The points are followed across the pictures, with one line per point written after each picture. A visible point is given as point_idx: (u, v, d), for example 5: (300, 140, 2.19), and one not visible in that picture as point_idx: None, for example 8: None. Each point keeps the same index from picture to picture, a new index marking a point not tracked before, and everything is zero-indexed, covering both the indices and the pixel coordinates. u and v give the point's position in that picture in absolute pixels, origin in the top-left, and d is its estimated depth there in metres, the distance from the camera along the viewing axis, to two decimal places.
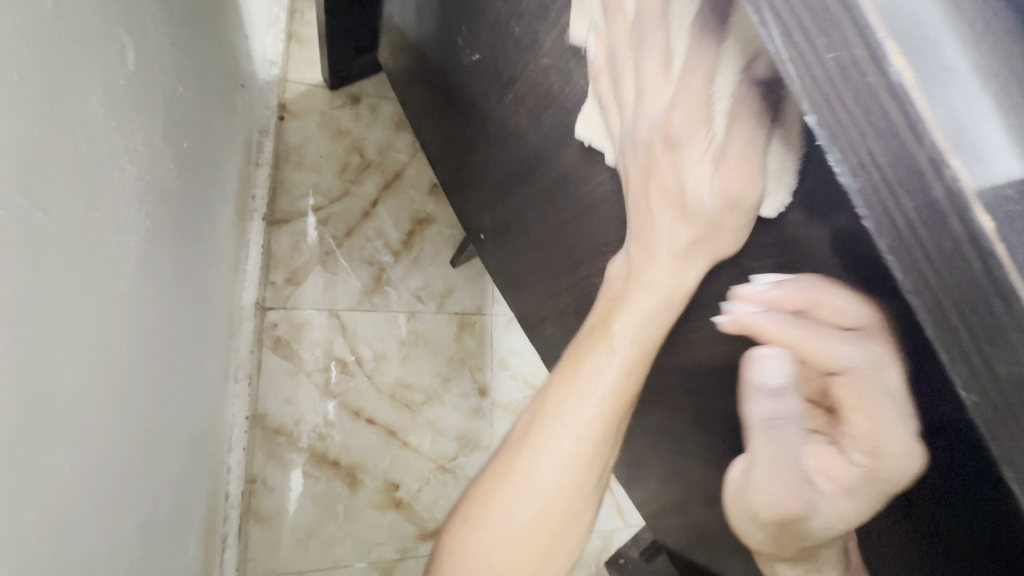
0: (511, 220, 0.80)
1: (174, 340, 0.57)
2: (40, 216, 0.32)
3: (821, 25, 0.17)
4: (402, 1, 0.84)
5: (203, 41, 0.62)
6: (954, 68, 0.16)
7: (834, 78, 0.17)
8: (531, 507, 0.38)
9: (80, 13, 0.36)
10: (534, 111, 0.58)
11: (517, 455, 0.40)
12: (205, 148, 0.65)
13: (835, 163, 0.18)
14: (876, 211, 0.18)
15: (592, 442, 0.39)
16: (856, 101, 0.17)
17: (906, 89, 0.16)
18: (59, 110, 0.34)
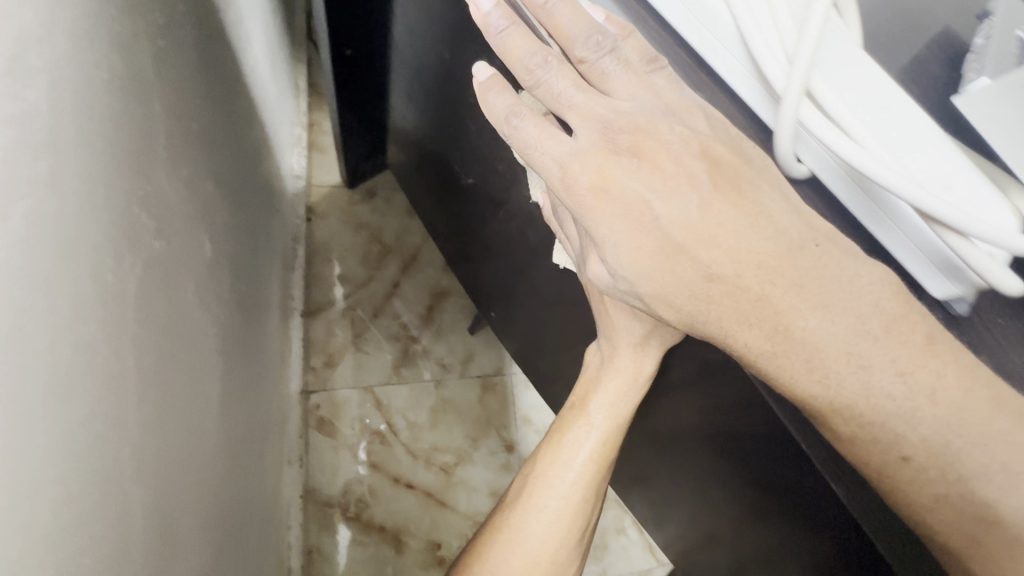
0: (517, 300, 0.90)
1: (245, 447, 0.68)
2: (170, 401, 0.42)
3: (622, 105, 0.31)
4: (400, 109, 0.94)
5: (249, 193, 0.75)
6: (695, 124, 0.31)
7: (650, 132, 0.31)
8: (529, 550, 0.52)
9: (188, 231, 0.46)
10: (524, 225, 0.68)
11: (523, 503, 0.54)
12: (255, 278, 0.77)
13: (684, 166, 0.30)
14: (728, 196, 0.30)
15: (575, 497, 0.53)
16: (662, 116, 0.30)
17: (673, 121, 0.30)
18: (180, 314, 0.44)
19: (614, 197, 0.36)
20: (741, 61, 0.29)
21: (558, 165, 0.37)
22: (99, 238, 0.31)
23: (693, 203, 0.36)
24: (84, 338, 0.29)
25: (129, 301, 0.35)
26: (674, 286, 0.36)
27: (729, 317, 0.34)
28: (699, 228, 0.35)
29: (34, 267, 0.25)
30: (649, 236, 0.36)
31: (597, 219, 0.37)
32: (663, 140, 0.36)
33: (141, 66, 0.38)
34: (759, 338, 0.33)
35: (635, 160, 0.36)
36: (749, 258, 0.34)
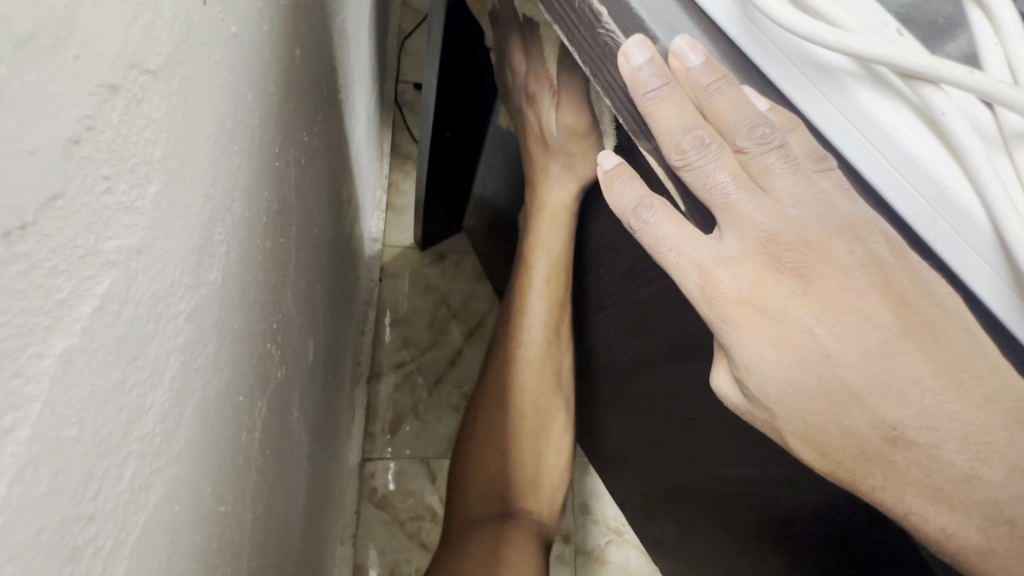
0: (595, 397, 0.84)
1: (313, 547, 0.64)
2: (271, 533, 0.39)
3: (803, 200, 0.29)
4: (487, 180, 0.93)
5: (340, 274, 0.74)
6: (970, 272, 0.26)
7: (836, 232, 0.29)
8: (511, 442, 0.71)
9: (298, 346, 0.44)
10: (624, 334, 0.64)
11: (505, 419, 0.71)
12: (336, 358, 0.75)
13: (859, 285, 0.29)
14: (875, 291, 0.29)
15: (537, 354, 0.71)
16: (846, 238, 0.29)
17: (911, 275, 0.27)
18: (285, 438, 0.42)
19: (773, 321, 0.31)
20: (995, 269, 0.25)
21: (699, 272, 0.31)
22: (240, 396, 0.29)
23: (875, 344, 0.29)
24: (220, 517, 0.27)
25: (254, 449, 0.33)
26: (835, 431, 0.31)
27: (914, 491, 0.29)
28: (885, 376, 0.29)
29: (195, 463, 0.23)
30: (807, 374, 0.31)
31: (748, 344, 0.31)
32: (828, 269, 0.30)
33: (286, 193, 0.37)
34: (964, 522, 0.28)
35: (801, 285, 0.30)
36: (950, 425, 0.28)
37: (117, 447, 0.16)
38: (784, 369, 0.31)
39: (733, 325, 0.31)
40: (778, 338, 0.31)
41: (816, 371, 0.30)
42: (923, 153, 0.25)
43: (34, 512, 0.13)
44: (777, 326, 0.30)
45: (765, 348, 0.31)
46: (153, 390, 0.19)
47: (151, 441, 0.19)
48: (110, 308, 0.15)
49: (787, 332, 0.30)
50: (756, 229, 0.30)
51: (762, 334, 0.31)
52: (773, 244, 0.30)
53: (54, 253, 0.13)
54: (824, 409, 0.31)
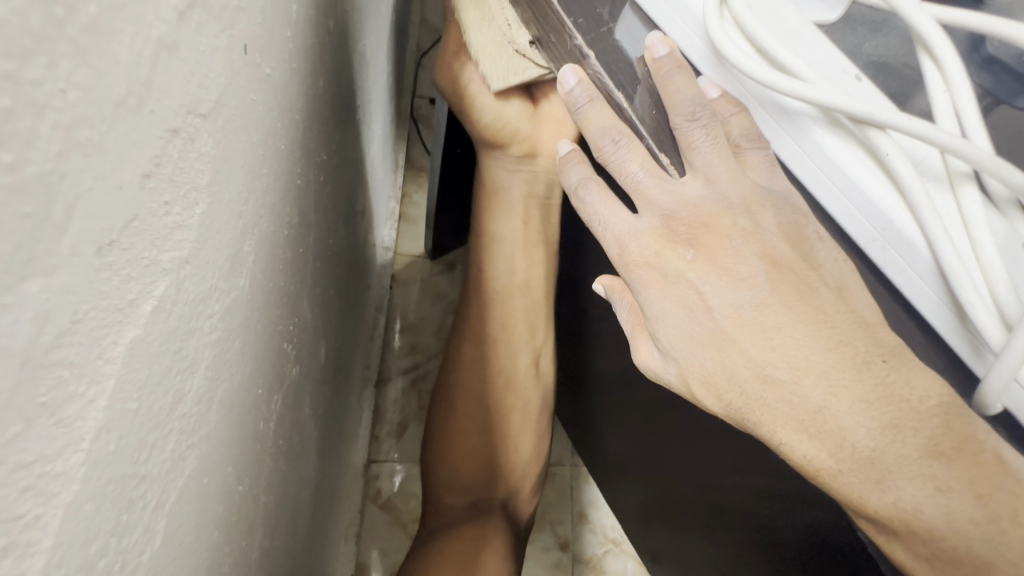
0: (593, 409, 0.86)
1: (319, 537, 0.67)
2: (281, 518, 0.42)
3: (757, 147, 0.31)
4: None
5: (353, 281, 0.78)
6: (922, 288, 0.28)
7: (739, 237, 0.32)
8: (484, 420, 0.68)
9: (312, 346, 0.48)
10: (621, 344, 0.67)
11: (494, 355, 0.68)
12: (347, 360, 0.78)
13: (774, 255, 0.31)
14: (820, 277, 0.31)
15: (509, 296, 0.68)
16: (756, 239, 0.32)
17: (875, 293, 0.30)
18: (297, 432, 0.46)
19: (666, 283, 0.33)
20: (937, 293, 0.28)
21: (616, 243, 0.34)
22: (260, 388, 0.33)
23: (747, 299, 0.31)
24: (237, 493, 0.30)
25: (270, 435, 0.36)
26: (724, 381, 0.31)
27: (784, 423, 0.30)
28: (756, 325, 0.31)
29: (219, 443, 0.26)
30: (689, 326, 0.32)
31: (650, 302, 0.33)
32: (692, 228, 0.32)
33: (304, 208, 0.41)
34: (820, 451, 0.29)
35: (692, 251, 0.32)
36: (809, 365, 0.29)
37: (163, 421, 0.20)
38: (682, 326, 0.32)
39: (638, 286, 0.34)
40: (675, 295, 0.32)
41: (702, 323, 0.32)
42: (870, 187, 0.28)
43: (106, 465, 0.16)
44: (673, 284, 0.33)
45: (661, 308, 0.33)
46: (193, 374, 0.22)
47: (184, 420, 0.22)
48: (165, 305, 0.19)
49: (688, 296, 0.32)
50: (650, 201, 0.33)
51: (662, 296, 0.33)
52: (667, 216, 0.32)
53: (129, 262, 0.17)
54: (713, 371, 0.32)
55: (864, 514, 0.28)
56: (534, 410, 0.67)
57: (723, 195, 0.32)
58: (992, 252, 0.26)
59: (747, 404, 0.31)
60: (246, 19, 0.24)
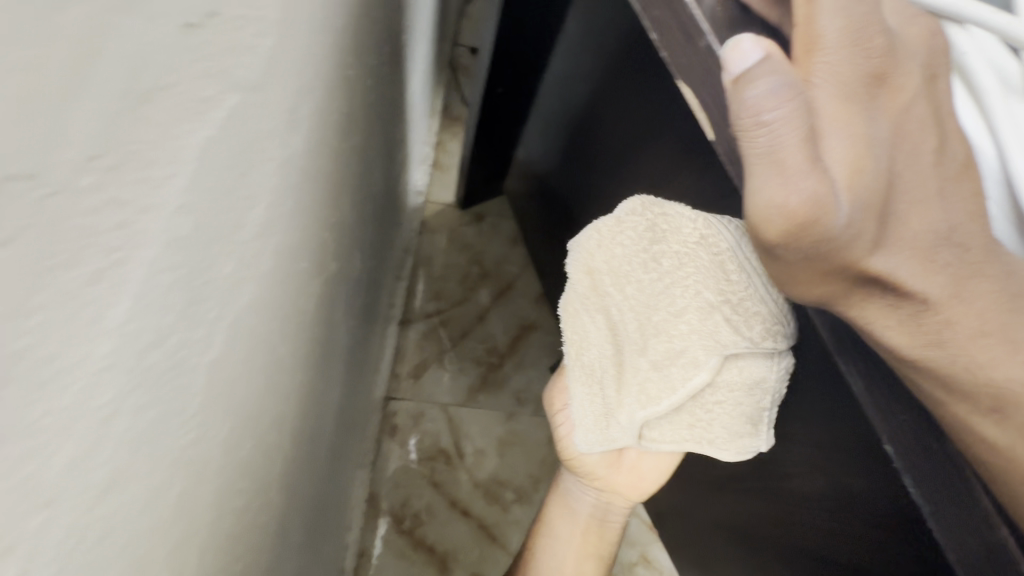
0: None
1: (340, 451, 0.70)
2: (311, 408, 0.44)
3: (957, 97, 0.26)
4: (531, 140, 0.95)
5: (386, 212, 0.78)
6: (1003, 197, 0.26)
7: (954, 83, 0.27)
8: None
9: (348, 253, 0.49)
10: None
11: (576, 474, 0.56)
12: (375, 290, 0.80)
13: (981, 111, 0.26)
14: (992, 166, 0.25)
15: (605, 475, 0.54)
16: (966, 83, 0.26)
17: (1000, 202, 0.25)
18: (329, 331, 0.47)
19: (865, 107, 0.21)
20: None
21: (863, 19, 0.21)
22: (303, 264, 0.34)
23: (954, 162, 0.22)
24: (278, 356, 0.31)
25: (308, 318, 0.37)
26: (910, 249, 0.20)
27: (981, 320, 0.20)
28: (963, 194, 0.22)
29: (267, 294, 0.27)
30: (875, 159, 0.20)
31: (858, 112, 0.20)
32: (911, 53, 0.22)
33: (352, 104, 0.41)
34: (1007, 363, 0.20)
35: (921, 87, 0.22)
36: (1010, 258, 0.21)
37: (226, 238, 0.21)
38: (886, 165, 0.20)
39: (849, 90, 0.20)
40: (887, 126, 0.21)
41: (906, 176, 0.21)
42: (941, 88, 0.27)
43: (179, 249, 0.17)
44: (891, 117, 0.21)
45: (867, 132, 0.20)
46: (252, 209, 0.23)
47: (241, 250, 0.23)
48: (234, 121, 0.20)
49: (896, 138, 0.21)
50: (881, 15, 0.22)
51: (871, 119, 0.21)
52: (894, 40, 0.22)
53: (209, 58, 0.17)
54: (901, 232, 0.20)
55: (963, 390, 0.20)
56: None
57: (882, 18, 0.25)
58: None
59: (897, 262, 0.20)
60: None
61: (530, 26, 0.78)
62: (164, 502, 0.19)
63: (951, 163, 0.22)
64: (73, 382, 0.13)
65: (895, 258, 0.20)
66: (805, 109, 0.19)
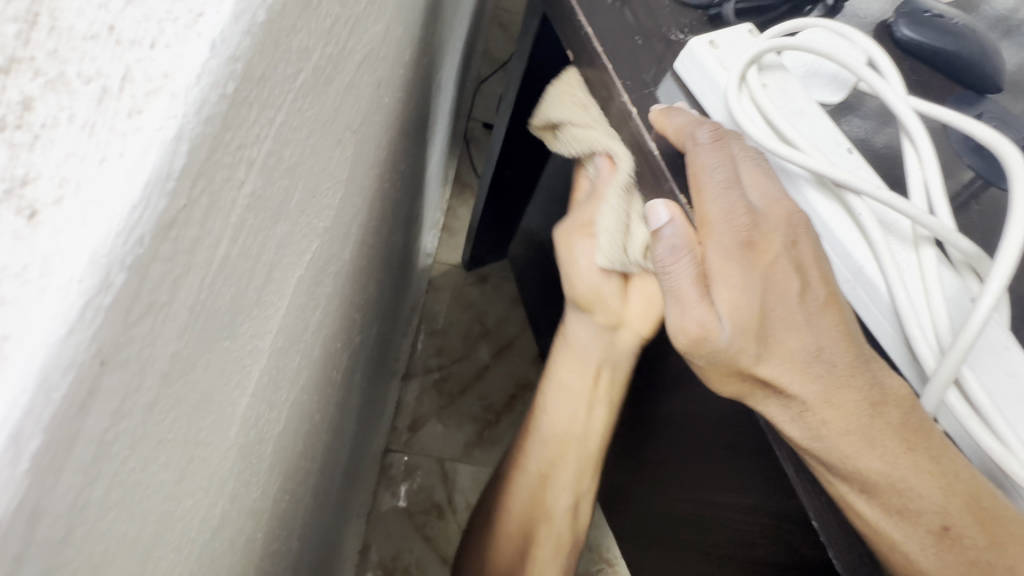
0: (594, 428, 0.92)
1: (343, 501, 0.74)
2: (328, 464, 0.50)
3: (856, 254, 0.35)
4: (534, 216, 1.04)
5: (400, 278, 0.86)
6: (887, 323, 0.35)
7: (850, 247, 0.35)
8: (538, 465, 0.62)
9: (369, 324, 0.56)
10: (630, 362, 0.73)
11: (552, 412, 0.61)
12: (385, 348, 0.86)
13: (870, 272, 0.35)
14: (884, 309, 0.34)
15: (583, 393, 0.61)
16: (856, 248, 0.35)
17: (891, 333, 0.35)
18: (348, 395, 0.53)
19: (744, 261, 0.31)
20: (890, 327, 0.34)
21: (728, 203, 0.31)
22: (338, 343, 0.41)
23: (817, 297, 0.31)
24: (315, 420, 0.38)
25: (336, 385, 0.44)
26: (783, 363, 0.30)
27: (837, 420, 0.29)
28: (824, 321, 0.30)
29: (315, 372, 0.34)
30: (749, 298, 0.30)
31: (735, 271, 0.30)
32: (775, 224, 0.31)
33: (384, 205, 0.49)
34: (870, 456, 0.29)
35: (790, 242, 0.31)
36: (863, 373, 0.29)
37: (298, 341, 0.28)
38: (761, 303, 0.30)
39: (728, 253, 0.30)
40: (763, 274, 0.31)
41: (780, 309, 0.30)
42: (848, 238, 0.35)
43: (274, 358, 0.24)
44: (767, 267, 0.31)
45: (744, 282, 0.30)
46: (314, 313, 0.31)
47: (304, 345, 0.30)
48: (314, 258, 0.28)
49: (771, 282, 0.30)
50: (748, 197, 0.32)
51: (748, 271, 0.30)
52: (758, 214, 0.31)
53: (307, 225, 0.25)
54: (780, 350, 0.30)
55: (839, 472, 0.29)
56: (566, 544, 0.63)
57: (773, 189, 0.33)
58: (940, 302, 0.33)
59: (778, 373, 0.30)
60: (382, 65, 0.33)
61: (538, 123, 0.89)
62: (238, 545, 0.25)
63: (814, 300, 0.30)
64: (216, 456, 0.20)
65: (774, 369, 0.30)
66: (695, 264, 0.31)
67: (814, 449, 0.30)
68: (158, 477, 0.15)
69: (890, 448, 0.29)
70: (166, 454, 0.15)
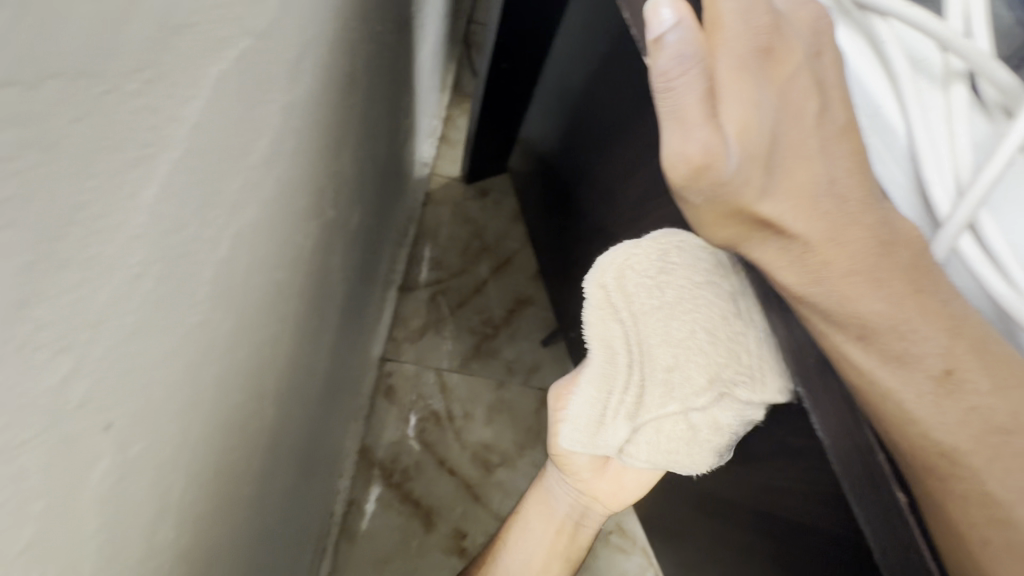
0: None
1: (334, 395, 0.75)
2: (306, 340, 0.49)
3: (874, 95, 0.31)
4: (534, 118, 0.98)
5: (389, 176, 0.83)
6: (900, 176, 0.31)
7: (867, 89, 0.31)
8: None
9: (347, 204, 0.53)
10: None
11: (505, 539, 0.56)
12: (375, 249, 0.84)
13: (888, 115, 0.31)
14: (899, 158, 0.30)
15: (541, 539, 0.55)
16: (874, 88, 0.31)
17: (904, 187, 0.30)
18: (326, 275, 0.52)
19: (757, 75, 0.27)
20: (906, 179, 0.30)
21: (748, 3, 0.27)
22: (303, 202, 0.38)
23: (835, 119, 0.28)
24: (277, 281, 0.36)
25: (306, 254, 0.42)
26: (791, 194, 0.27)
27: (843, 257, 0.27)
28: (836, 147, 0.28)
29: (270, 218, 0.32)
30: (761, 117, 0.27)
31: (748, 84, 0.27)
32: (796, 34, 0.28)
33: (356, 64, 0.45)
34: (875, 297, 0.27)
35: (809, 59, 0.28)
36: (874, 204, 0.28)
37: (235, 161, 0.25)
38: (772, 123, 0.27)
39: (741, 63, 0.27)
40: (775, 91, 0.27)
41: (789, 132, 0.27)
42: (867, 75, 0.31)
43: (196, 158, 0.22)
44: (781, 83, 0.27)
45: (756, 97, 0.27)
46: (258, 141, 0.28)
47: (245, 174, 0.27)
48: (245, 59, 0.24)
49: (783, 102, 0.27)
50: (771, 0, 0.28)
51: (760, 87, 0.27)
52: (780, 23, 0.28)
53: (228, 6, 0.22)
54: (789, 180, 0.27)
55: (838, 318, 0.27)
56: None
57: (796, 7, 0.30)
58: (965, 143, 0.29)
59: (783, 207, 0.27)
60: None
61: (538, 6, 0.81)
62: (174, 367, 0.24)
63: (830, 124, 0.28)
64: (116, 237, 0.18)
65: (782, 198, 0.27)
66: (704, 78, 0.26)
67: (813, 291, 0.27)
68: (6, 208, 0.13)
69: (899, 286, 0.27)
70: (5, 176, 0.13)
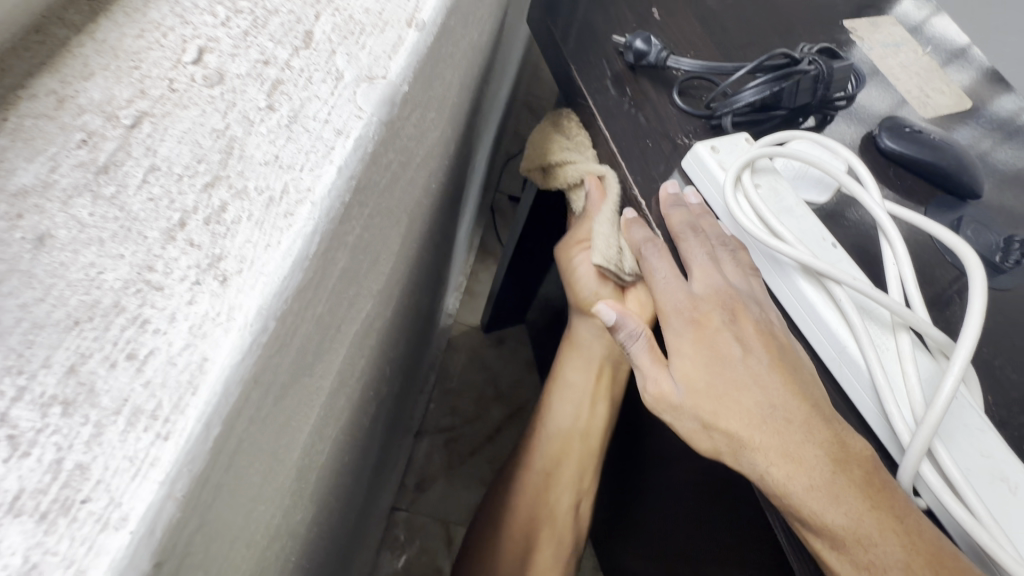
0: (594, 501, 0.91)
1: (350, 554, 0.75)
2: (344, 508, 0.53)
3: (838, 338, 0.39)
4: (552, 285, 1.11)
5: (422, 336, 0.91)
6: (869, 403, 0.38)
7: (831, 332, 0.40)
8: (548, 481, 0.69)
9: (393, 377, 0.61)
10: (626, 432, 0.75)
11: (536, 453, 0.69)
12: (402, 403, 0.90)
13: (851, 353, 0.39)
14: (866, 390, 0.38)
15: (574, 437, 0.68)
16: (836, 332, 0.39)
17: (874, 413, 0.38)
18: (368, 444, 0.57)
19: (686, 339, 0.40)
20: (872, 406, 0.38)
21: (672, 294, 0.42)
22: (370, 391, 0.46)
23: (760, 363, 0.38)
24: (343, 463, 0.42)
25: (361, 432, 0.49)
26: (735, 421, 0.36)
27: (797, 474, 0.34)
28: (768, 384, 0.37)
29: (351, 414, 0.39)
30: (696, 368, 0.39)
31: (680, 347, 0.40)
32: (713, 306, 0.41)
33: (419, 270, 0.56)
34: (836, 510, 0.33)
35: (728, 319, 0.40)
36: (820, 426, 0.35)
37: (345, 386, 0.33)
38: (705, 368, 0.39)
39: (672, 333, 0.41)
40: (704, 346, 0.39)
41: (723, 372, 0.38)
42: (830, 320, 0.40)
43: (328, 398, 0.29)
44: (708, 339, 0.40)
45: (688, 352, 0.39)
46: (358, 363, 0.36)
47: (349, 391, 0.35)
48: (366, 314, 0.33)
49: (714, 352, 0.39)
50: (689, 286, 0.42)
51: (690, 345, 0.40)
52: (699, 301, 0.41)
53: (367, 289, 0.31)
54: (731, 409, 0.37)
55: (812, 526, 0.33)
56: (567, 544, 0.68)
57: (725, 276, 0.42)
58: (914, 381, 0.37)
59: (738, 429, 0.36)
60: (433, 158, 0.40)
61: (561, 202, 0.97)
62: (277, 562, 0.29)
63: (753, 365, 0.38)
64: (282, 472, 0.24)
65: (726, 424, 0.37)
66: (648, 344, 0.41)
67: (783, 501, 0.34)
68: (253, 478, 0.20)
69: (859, 505, 0.32)
70: (260, 458, 0.20)
